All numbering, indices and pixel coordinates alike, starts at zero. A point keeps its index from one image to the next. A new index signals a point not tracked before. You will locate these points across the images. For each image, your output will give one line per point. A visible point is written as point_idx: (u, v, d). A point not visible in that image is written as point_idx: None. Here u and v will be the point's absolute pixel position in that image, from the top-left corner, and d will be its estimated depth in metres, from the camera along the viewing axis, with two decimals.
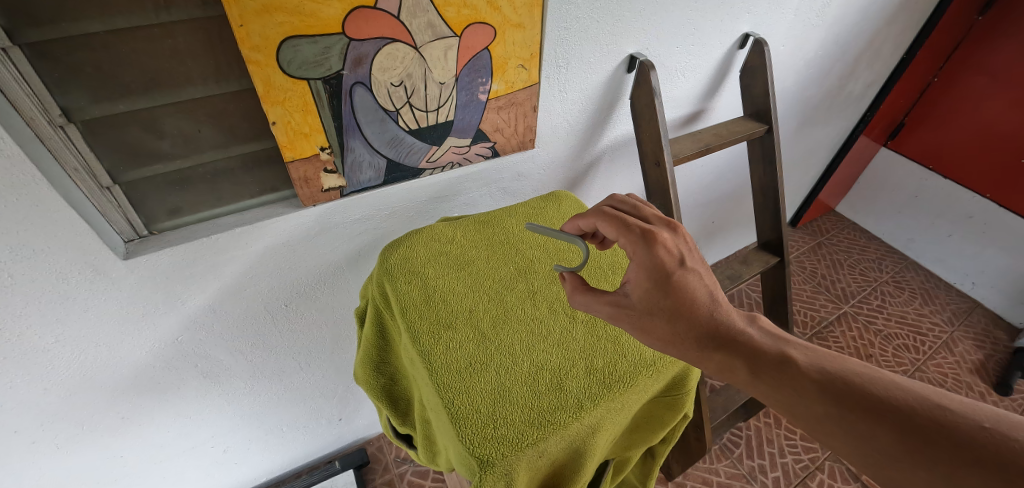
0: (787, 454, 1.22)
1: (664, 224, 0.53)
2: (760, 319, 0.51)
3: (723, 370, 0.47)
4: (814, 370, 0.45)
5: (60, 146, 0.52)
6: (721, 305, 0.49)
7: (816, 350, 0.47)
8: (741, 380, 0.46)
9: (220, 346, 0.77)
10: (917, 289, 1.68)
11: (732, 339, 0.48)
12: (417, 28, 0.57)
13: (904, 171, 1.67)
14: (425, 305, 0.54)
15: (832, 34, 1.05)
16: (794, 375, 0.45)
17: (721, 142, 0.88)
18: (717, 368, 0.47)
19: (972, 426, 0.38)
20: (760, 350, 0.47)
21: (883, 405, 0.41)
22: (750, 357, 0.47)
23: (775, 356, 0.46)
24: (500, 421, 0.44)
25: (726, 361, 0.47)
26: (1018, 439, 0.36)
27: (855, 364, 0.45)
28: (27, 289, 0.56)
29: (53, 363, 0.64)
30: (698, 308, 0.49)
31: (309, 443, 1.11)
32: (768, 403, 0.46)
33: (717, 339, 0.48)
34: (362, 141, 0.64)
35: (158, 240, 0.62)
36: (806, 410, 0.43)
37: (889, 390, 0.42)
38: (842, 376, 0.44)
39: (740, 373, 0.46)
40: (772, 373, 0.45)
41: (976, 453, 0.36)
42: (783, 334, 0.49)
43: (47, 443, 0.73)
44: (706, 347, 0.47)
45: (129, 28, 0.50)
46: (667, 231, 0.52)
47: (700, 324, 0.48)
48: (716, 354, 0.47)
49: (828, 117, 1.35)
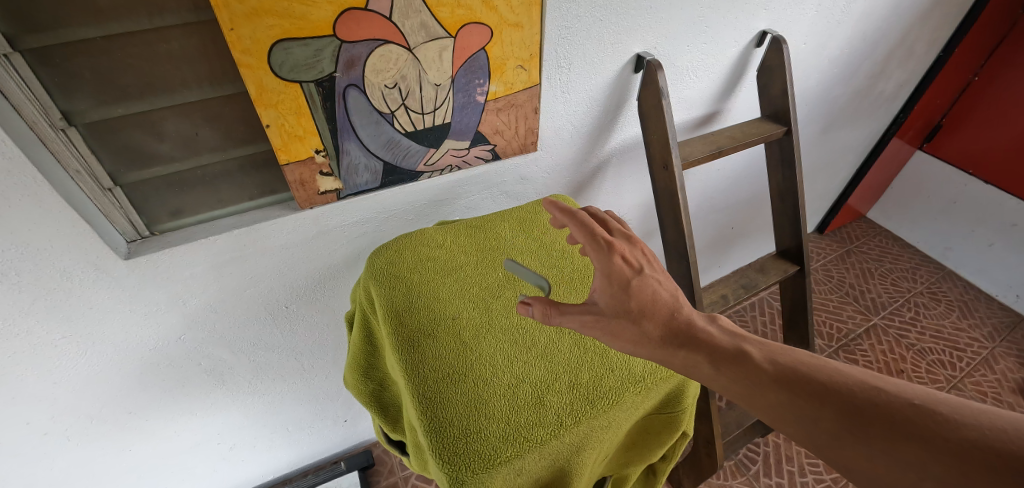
0: (808, 473, 1.16)
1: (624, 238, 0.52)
2: (721, 319, 0.49)
3: (689, 368, 0.45)
4: (768, 363, 0.44)
5: (62, 148, 0.53)
6: (683, 306, 0.48)
7: (771, 345, 0.46)
8: (706, 375, 0.45)
9: (222, 346, 0.78)
10: (955, 301, 1.58)
11: (696, 337, 0.46)
12: (410, 29, 0.56)
13: (943, 174, 1.57)
14: (406, 312, 0.53)
15: (860, 30, 0.99)
16: (751, 369, 0.44)
17: (736, 145, 0.84)
18: (683, 367, 0.46)
19: (903, 403, 0.38)
20: (719, 346, 0.46)
21: (826, 388, 0.41)
22: (713, 354, 0.45)
23: (734, 350, 0.45)
24: (476, 436, 0.43)
25: (691, 358, 0.45)
26: (943, 413, 0.37)
27: (804, 353, 0.45)
28: (32, 286, 0.57)
29: (61, 358, 0.66)
30: (661, 309, 0.47)
31: (315, 443, 1.12)
32: (730, 396, 0.45)
33: (680, 338, 0.46)
34: (357, 143, 0.63)
35: (159, 240, 0.63)
36: (763, 399, 0.42)
37: (831, 375, 0.42)
38: (791, 366, 0.44)
39: (705, 368, 0.45)
40: (735, 368, 0.44)
41: (908, 428, 0.37)
42: (743, 332, 0.47)
43: (58, 434, 0.75)
44: (671, 345, 0.46)
45: (124, 33, 0.50)
46: (625, 243, 0.51)
47: (664, 320, 0.47)
48: (682, 352, 0.46)
49: (857, 119, 1.28)
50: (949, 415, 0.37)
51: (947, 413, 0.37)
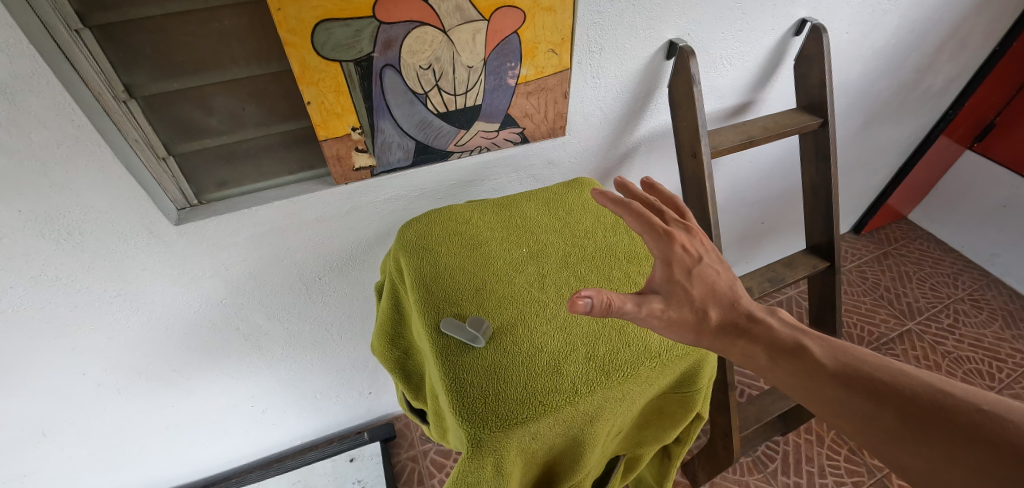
0: (828, 475, 1.14)
1: (682, 226, 0.52)
2: (780, 312, 0.52)
3: (745, 357, 0.48)
4: (827, 358, 0.47)
5: (124, 119, 0.57)
6: (742, 297, 0.51)
7: (832, 341, 0.48)
8: (760, 365, 0.48)
9: (259, 312, 0.83)
10: (998, 309, 1.50)
11: (754, 328, 0.49)
12: (445, 12, 0.58)
13: (992, 176, 1.49)
14: (433, 281, 0.55)
15: (908, 20, 0.95)
16: (810, 363, 0.47)
17: (768, 135, 0.83)
18: (740, 355, 0.49)
19: (973, 409, 0.40)
20: (776, 337, 0.49)
21: (886, 388, 0.43)
22: (770, 345, 0.48)
23: (791, 343, 0.48)
24: (493, 398, 0.45)
25: (748, 348, 0.48)
26: (1015, 421, 0.38)
27: (869, 352, 0.47)
28: (92, 246, 0.62)
29: (114, 314, 0.72)
30: (721, 297, 0.51)
31: (341, 412, 1.17)
32: (786, 389, 0.48)
33: (738, 328, 0.50)
34: (392, 122, 0.66)
35: (206, 209, 0.68)
36: (817, 394, 0.46)
37: (895, 376, 0.44)
38: (853, 363, 0.46)
39: (760, 359, 0.48)
40: (791, 360, 0.47)
41: (972, 433, 0.38)
42: (803, 326, 0.50)
43: (110, 386, 0.82)
44: (730, 333, 0.49)
45: (181, 12, 0.54)
46: (683, 233, 0.51)
47: (724, 309, 0.50)
48: (740, 341, 0.49)
49: (901, 114, 1.23)
50: (1020, 423, 0.37)
51: (1019, 421, 0.37)
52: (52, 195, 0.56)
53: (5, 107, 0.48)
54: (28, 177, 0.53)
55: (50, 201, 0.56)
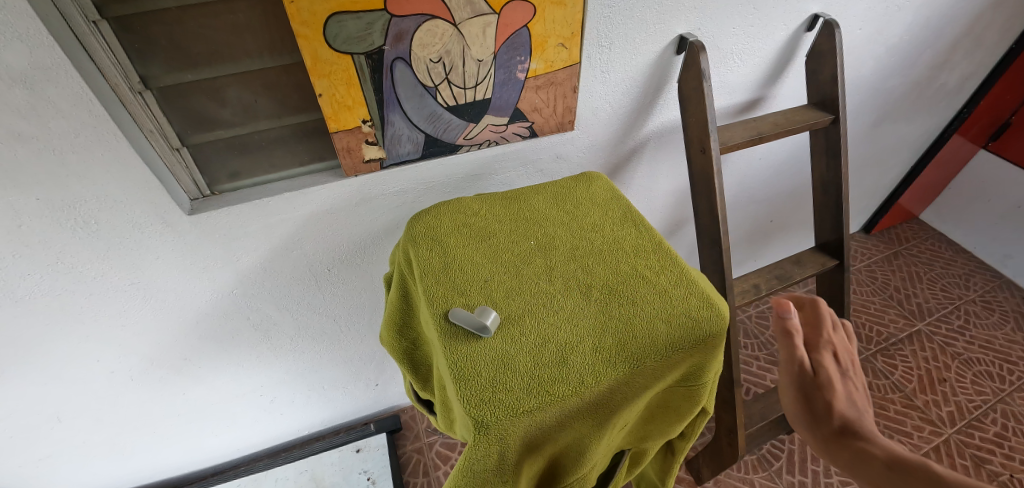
0: (833, 474, 1.14)
1: (830, 346, 0.62)
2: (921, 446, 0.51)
3: (857, 461, 0.52)
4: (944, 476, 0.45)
5: (139, 110, 0.58)
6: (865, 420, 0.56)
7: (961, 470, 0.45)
8: (876, 473, 0.50)
9: (269, 302, 0.84)
10: (1011, 311, 1.48)
11: (869, 438, 0.53)
12: (456, 5, 0.58)
13: (1007, 176, 1.47)
14: (442, 272, 0.56)
15: (923, 16, 0.94)
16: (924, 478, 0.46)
17: (778, 131, 0.82)
18: (853, 462, 0.53)
19: None
20: (896, 452, 0.51)
21: None
22: (889, 456, 0.50)
23: (916, 463, 0.49)
24: (500, 386, 0.45)
25: (858, 454, 0.53)
26: None
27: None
28: (108, 234, 0.64)
29: (128, 302, 0.73)
30: (844, 408, 0.58)
31: (348, 403, 1.18)
32: None
33: (852, 435, 0.54)
34: (402, 115, 0.66)
35: (218, 200, 0.69)
36: None
37: None
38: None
39: (877, 466, 0.50)
40: (903, 473, 0.48)
41: None
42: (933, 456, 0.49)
43: (123, 373, 0.84)
44: (842, 437, 0.55)
45: (196, 4, 0.55)
46: (831, 353, 0.62)
47: (846, 419, 0.56)
48: (851, 447, 0.53)
49: (914, 112, 1.22)
50: None
51: None
52: (70, 184, 0.57)
53: (25, 97, 0.49)
54: (47, 166, 0.55)
55: (68, 190, 0.57)
